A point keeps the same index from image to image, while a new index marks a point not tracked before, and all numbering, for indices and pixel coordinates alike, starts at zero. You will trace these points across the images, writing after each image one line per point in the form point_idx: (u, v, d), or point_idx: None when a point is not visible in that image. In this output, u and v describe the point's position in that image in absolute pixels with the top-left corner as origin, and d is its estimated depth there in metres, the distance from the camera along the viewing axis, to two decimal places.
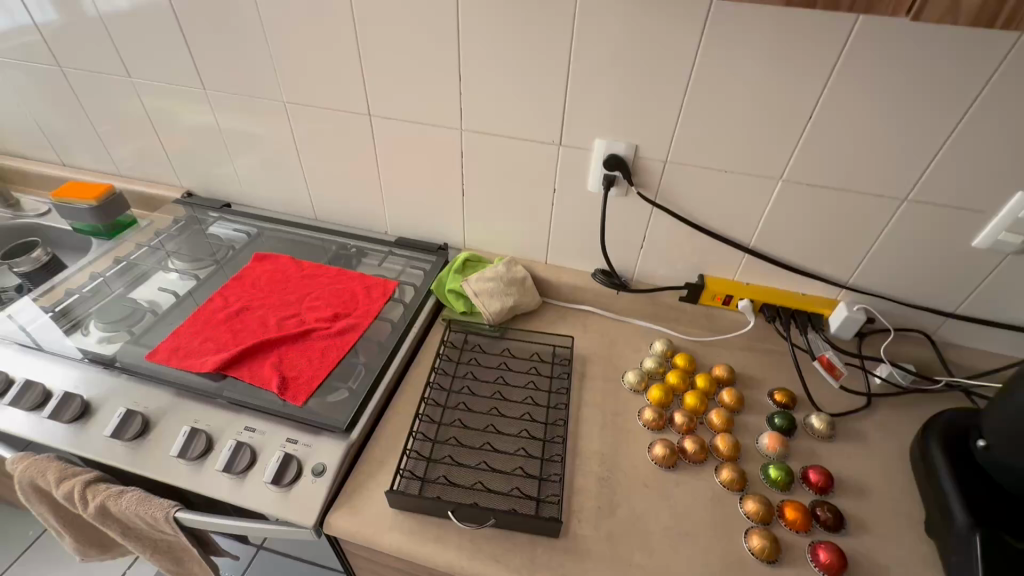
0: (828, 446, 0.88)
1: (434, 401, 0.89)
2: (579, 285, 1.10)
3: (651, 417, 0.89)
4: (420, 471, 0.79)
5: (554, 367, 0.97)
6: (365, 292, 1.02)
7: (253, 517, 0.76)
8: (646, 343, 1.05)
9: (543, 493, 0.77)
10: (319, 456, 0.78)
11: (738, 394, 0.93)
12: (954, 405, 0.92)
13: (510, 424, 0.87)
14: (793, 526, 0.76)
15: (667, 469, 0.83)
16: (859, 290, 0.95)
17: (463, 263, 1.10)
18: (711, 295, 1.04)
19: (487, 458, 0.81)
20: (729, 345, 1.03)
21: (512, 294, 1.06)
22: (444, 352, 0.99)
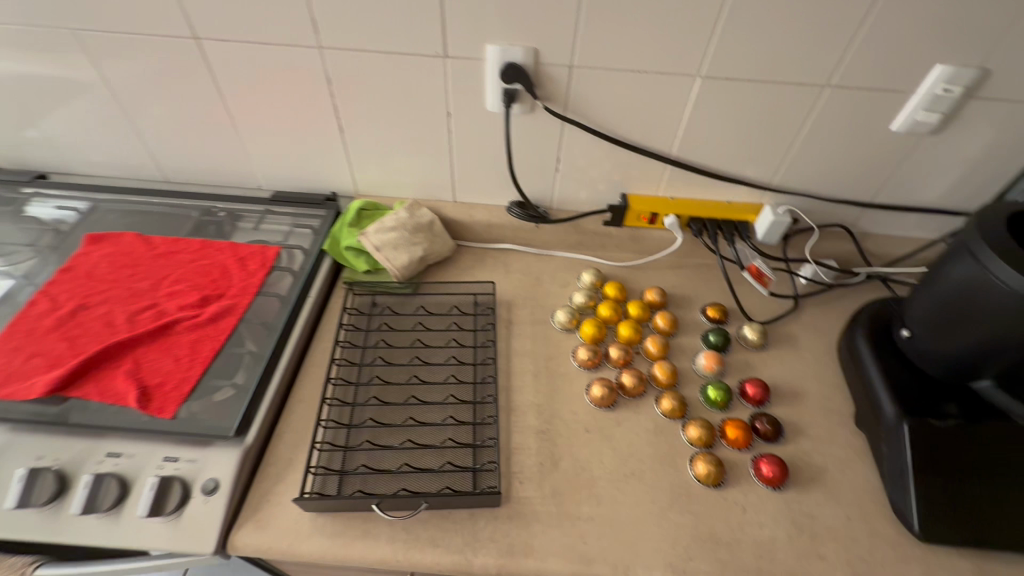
0: (762, 356, 0.86)
1: (344, 380, 0.78)
2: (494, 222, 0.98)
3: (585, 356, 0.82)
4: (337, 464, 0.70)
5: (477, 319, 0.88)
6: (239, 265, 0.85)
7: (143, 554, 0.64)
8: (573, 276, 0.97)
9: (479, 461, 0.71)
10: (209, 470, 0.66)
11: (672, 316, 0.88)
12: (873, 295, 0.93)
13: (435, 391, 0.78)
14: (735, 444, 0.74)
15: (607, 409, 0.78)
16: (783, 191, 0.91)
17: (358, 214, 0.94)
18: (636, 215, 0.96)
19: (412, 435, 0.73)
20: (658, 267, 0.98)
21: (419, 243, 0.93)
22: (349, 322, 0.86)
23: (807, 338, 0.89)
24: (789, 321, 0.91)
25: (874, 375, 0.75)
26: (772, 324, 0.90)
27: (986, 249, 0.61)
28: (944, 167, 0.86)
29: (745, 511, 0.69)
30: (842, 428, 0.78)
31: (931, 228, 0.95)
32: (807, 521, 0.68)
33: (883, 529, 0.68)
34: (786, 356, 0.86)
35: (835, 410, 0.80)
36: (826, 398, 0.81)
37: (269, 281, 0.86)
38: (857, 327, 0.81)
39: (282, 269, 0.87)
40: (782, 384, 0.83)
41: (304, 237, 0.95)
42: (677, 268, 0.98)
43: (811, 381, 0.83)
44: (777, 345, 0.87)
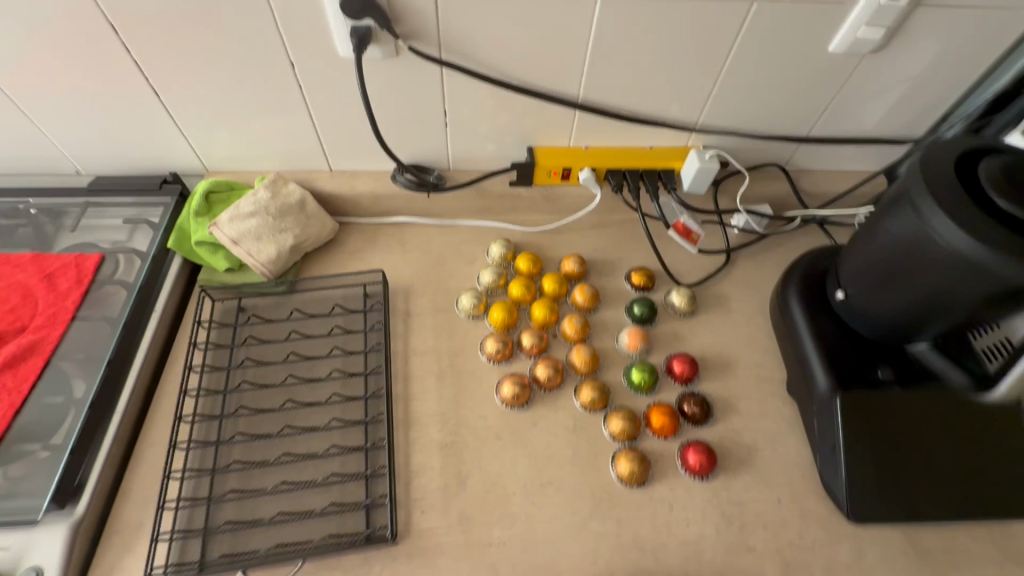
0: (690, 324, 0.78)
1: (202, 416, 0.64)
2: (382, 193, 0.82)
3: (494, 348, 0.71)
4: (199, 522, 0.59)
5: (366, 317, 0.74)
6: (46, 286, 0.69)
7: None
8: (481, 249, 0.84)
9: (373, 493, 0.61)
10: (32, 556, 0.54)
11: (593, 289, 0.77)
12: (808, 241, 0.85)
13: (316, 415, 0.66)
14: (662, 433, 0.67)
15: (521, 409, 0.69)
16: (710, 132, 0.78)
17: (205, 199, 0.76)
18: (546, 172, 0.81)
19: (289, 474, 0.62)
20: (580, 228, 0.86)
21: (289, 229, 0.77)
22: (206, 338, 0.71)
23: (738, 297, 0.81)
24: (719, 280, 0.82)
25: (807, 343, 0.67)
26: (702, 285, 0.81)
27: (929, 205, 0.51)
28: (886, 91, 0.75)
29: (672, 509, 0.63)
30: (774, 398, 0.72)
31: (869, 159, 0.86)
32: (736, 509, 0.63)
33: (813, 508, 0.63)
34: (716, 322, 0.78)
35: (766, 379, 0.73)
36: (758, 365, 0.74)
37: (90, 301, 0.70)
38: (790, 286, 0.72)
39: (109, 281, 0.71)
40: (712, 355, 0.75)
41: (148, 234, 0.78)
42: (600, 228, 0.86)
43: (742, 347, 0.76)
44: (707, 310, 0.79)
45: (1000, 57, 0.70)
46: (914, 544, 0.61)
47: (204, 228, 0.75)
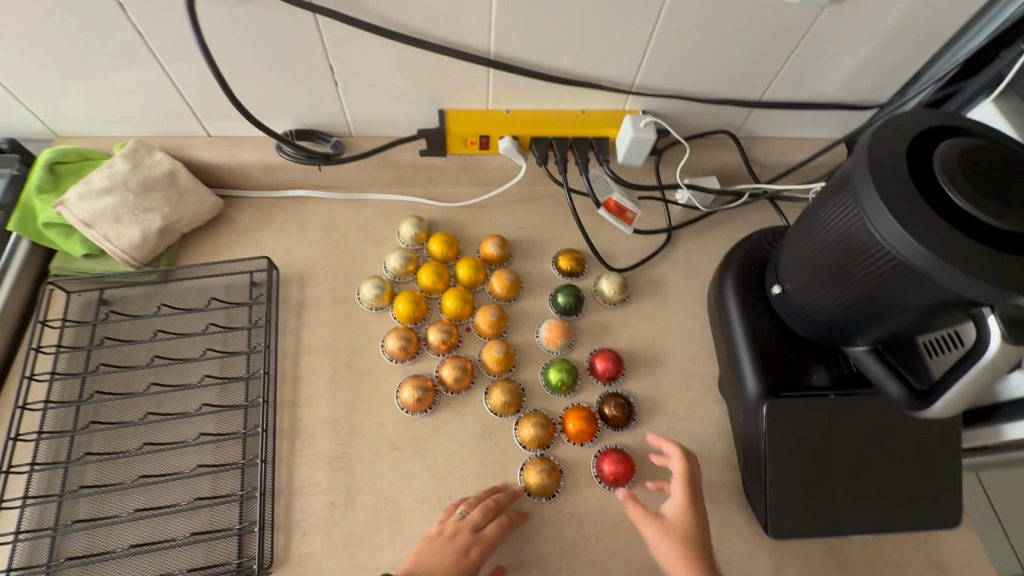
0: (620, 314, 0.70)
1: (49, 433, 0.56)
2: (271, 163, 0.71)
3: (396, 346, 0.63)
4: (42, 556, 0.52)
5: (251, 311, 0.65)
6: None
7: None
8: (392, 228, 0.74)
9: (247, 517, 0.55)
10: None
11: (512, 276, 0.69)
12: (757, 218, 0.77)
13: (184, 428, 0.58)
14: (577, 438, 0.61)
15: (424, 414, 0.62)
16: (647, 95, 0.67)
17: (49, 172, 0.64)
18: (461, 140, 0.70)
19: (150, 498, 0.55)
20: (504, 203, 0.77)
21: (155, 207, 0.65)
22: (59, 341, 0.62)
23: (676, 283, 0.73)
24: (656, 263, 0.74)
25: (739, 342, 0.61)
26: (636, 269, 0.73)
27: (873, 202, 0.42)
28: (849, 49, 0.64)
29: (582, 524, 0.58)
30: (704, 397, 0.66)
31: (830, 126, 0.77)
32: None
33: (734, 519, 0.59)
34: (649, 311, 0.71)
35: (698, 375, 0.67)
36: (690, 360, 0.68)
37: None
38: (727, 276, 0.65)
39: None
40: (641, 349, 0.68)
41: None
42: (528, 203, 0.77)
43: (675, 340, 0.69)
44: (640, 298, 0.72)
45: (979, 11, 0.60)
46: (836, 554, 0.58)
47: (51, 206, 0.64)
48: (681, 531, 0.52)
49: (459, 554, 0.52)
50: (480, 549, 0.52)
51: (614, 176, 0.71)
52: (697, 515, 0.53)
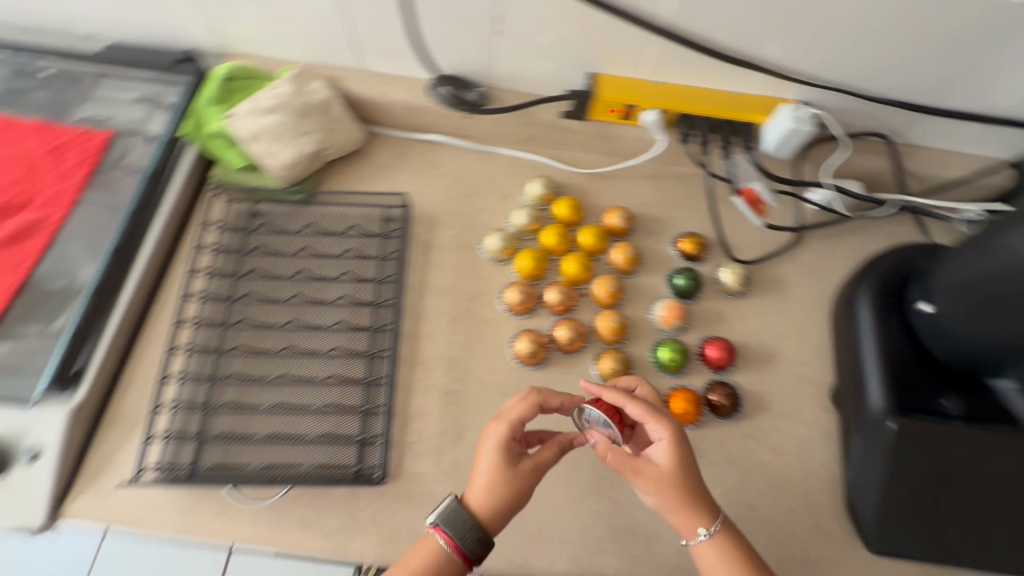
0: (736, 305, 0.70)
1: (206, 323, 0.62)
2: (417, 105, 0.73)
3: (515, 300, 0.65)
4: (194, 427, 0.58)
5: (384, 244, 0.69)
6: (52, 159, 0.63)
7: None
8: (518, 185, 0.75)
9: (369, 430, 0.59)
10: (33, 434, 0.55)
11: (634, 250, 0.69)
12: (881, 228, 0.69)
13: (319, 340, 0.63)
14: (680, 418, 0.62)
15: (534, 367, 0.64)
16: (812, 84, 0.65)
17: (223, 86, 0.69)
18: (604, 107, 0.70)
19: (288, 396, 0.60)
20: (632, 175, 0.77)
21: (310, 132, 0.69)
22: (216, 242, 0.67)
23: (797, 284, 0.71)
24: (779, 260, 0.72)
25: (868, 355, 0.59)
26: (758, 264, 0.71)
27: None
28: None
29: None
30: (812, 403, 0.65)
31: (1000, 144, 0.71)
32: (744, 513, 0.59)
33: (829, 526, 0.59)
34: (766, 307, 0.70)
35: (808, 380, 0.66)
36: (802, 363, 0.67)
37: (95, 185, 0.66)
38: (864, 286, 0.62)
39: (116, 167, 0.66)
40: (752, 344, 0.68)
41: (159, 117, 0.72)
42: (654, 179, 0.76)
43: (789, 341, 0.68)
44: (758, 293, 0.70)
45: None
46: None
47: (219, 118, 0.68)
48: (663, 472, 0.49)
49: (489, 439, 0.51)
50: (502, 426, 0.51)
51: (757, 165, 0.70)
52: (679, 441, 0.50)
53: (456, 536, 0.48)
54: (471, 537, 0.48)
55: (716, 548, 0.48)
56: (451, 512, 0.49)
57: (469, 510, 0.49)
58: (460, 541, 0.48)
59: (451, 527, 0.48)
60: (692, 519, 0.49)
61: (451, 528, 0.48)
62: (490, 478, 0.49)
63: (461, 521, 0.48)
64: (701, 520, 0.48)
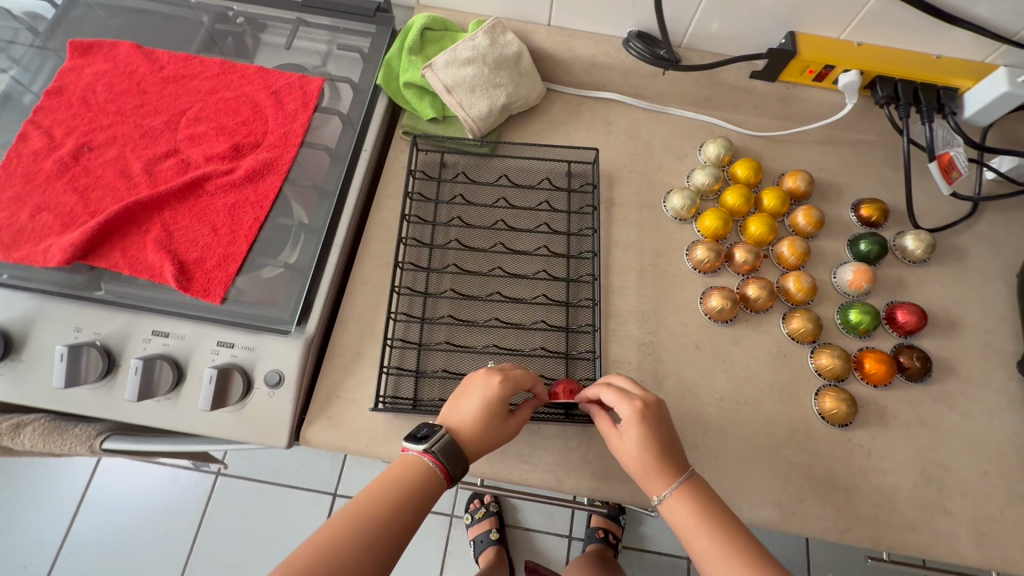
0: (918, 273, 0.70)
1: (412, 265, 0.65)
2: (602, 62, 0.74)
3: (705, 258, 0.67)
4: (411, 363, 0.61)
5: (572, 198, 0.71)
6: (273, 102, 0.65)
7: (189, 436, 0.59)
8: (692, 145, 0.76)
9: (574, 374, 0.62)
10: (268, 360, 0.57)
11: (819, 214, 0.69)
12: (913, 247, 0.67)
13: (523, 287, 0.65)
14: (872, 378, 0.63)
15: (722, 323, 0.66)
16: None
17: (420, 35, 0.70)
18: (801, 68, 0.70)
19: (499, 338, 0.63)
20: (802, 140, 0.76)
21: (502, 84, 0.70)
22: (414, 189, 0.69)
23: (980, 254, 0.71)
24: (961, 229, 0.72)
25: None
26: (940, 232, 0.71)
27: None
28: None
29: (870, 456, 0.61)
30: (1000, 371, 0.65)
31: None
32: (938, 472, 0.60)
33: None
34: (949, 275, 0.70)
35: (995, 349, 0.66)
36: (989, 332, 0.67)
37: (312, 128, 0.67)
38: None
39: (330, 112, 0.67)
40: (936, 311, 0.68)
41: (348, 63, 0.74)
42: (828, 144, 0.76)
43: (973, 309, 0.68)
44: (940, 261, 0.70)
45: None
46: None
47: (415, 69, 0.69)
48: (640, 443, 0.51)
49: (479, 389, 0.53)
50: (505, 382, 0.53)
51: (959, 128, 0.67)
52: (646, 432, 0.51)
53: (448, 464, 0.50)
54: (459, 466, 0.51)
55: (720, 550, 0.46)
56: (447, 442, 0.51)
57: (455, 442, 0.51)
58: (450, 468, 0.50)
59: (446, 457, 0.50)
60: (660, 485, 0.50)
61: (444, 456, 0.50)
62: (477, 419, 0.52)
63: (454, 451, 0.51)
64: (688, 495, 0.50)
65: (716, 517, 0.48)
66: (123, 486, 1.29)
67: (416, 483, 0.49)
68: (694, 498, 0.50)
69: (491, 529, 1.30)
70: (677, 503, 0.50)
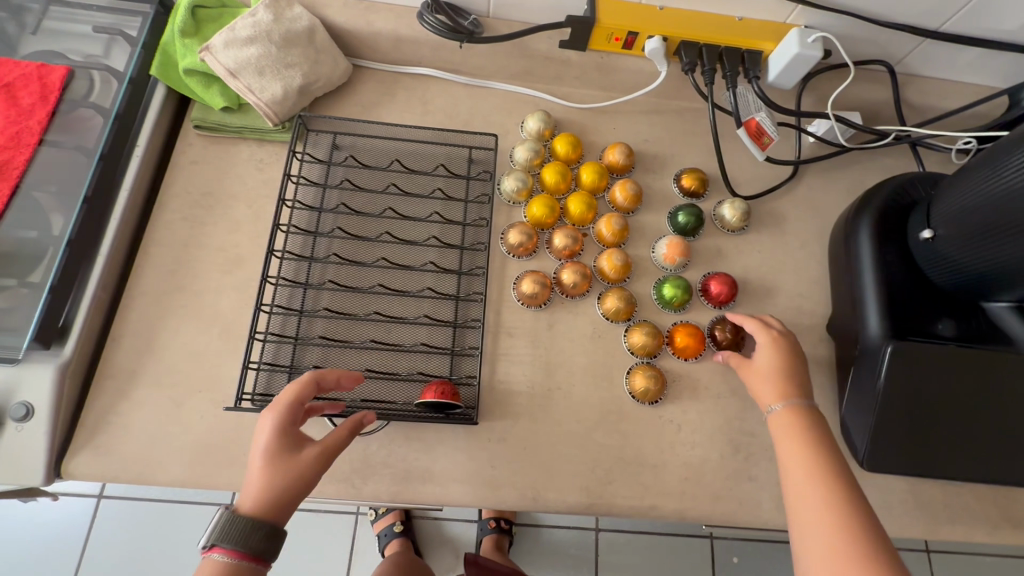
0: (737, 241, 0.69)
1: (293, 254, 0.61)
2: (408, 36, 0.68)
3: (518, 242, 0.63)
4: (285, 358, 0.58)
5: (470, 187, 0.67)
6: (5, 98, 0.58)
7: None
8: (514, 121, 0.72)
9: (459, 371, 0.60)
10: (16, 391, 0.51)
11: (635, 187, 0.67)
12: (740, 221, 0.68)
13: (409, 279, 0.62)
14: (684, 352, 0.63)
15: (539, 308, 0.64)
16: (818, 7, 0.62)
17: (192, 15, 0.63)
18: (607, 36, 0.67)
19: (379, 332, 0.59)
20: (627, 111, 0.74)
21: (295, 64, 0.64)
22: (299, 172, 0.65)
23: (797, 218, 0.71)
24: (780, 195, 0.72)
25: (867, 282, 0.60)
26: (759, 198, 0.71)
27: None
28: None
29: (680, 430, 0.61)
30: (811, 334, 0.66)
31: (996, 72, 0.70)
32: (745, 439, 0.61)
33: None
34: (767, 242, 0.70)
35: (808, 313, 0.67)
36: (802, 297, 0.68)
37: (58, 126, 0.60)
38: (864, 218, 0.63)
39: (81, 104, 0.61)
40: (752, 278, 0.68)
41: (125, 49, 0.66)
42: (652, 114, 0.74)
43: (788, 274, 0.69)
44: (758, 228, 0.70)
45: None
46: (916, 495, 0.60)
47: (193, 53, 0.63)
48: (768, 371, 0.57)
49: (255, 440, 0.45)
50: (276, 416, 0.46)
51: (763, 93, 0.67)
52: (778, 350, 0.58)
53: (232, 540, 0.41)
54: (258, 535, 0.41)
55: (827, 505, 0.44)
56: (225, 522, 0.41)
57: (242, 515, 0.42)
58: (243, 546, 0.41)
59: (230, 541, 0.41)
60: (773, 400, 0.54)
61: (230, 540, 0.41)
62: (260, 473, 0.43)
63: (240, 526, 0.41)
64: (800, 410, 0.52)
65: (819, 433, 0.50)
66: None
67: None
68: (807, 414, 0.52)
69: (396, 523, 1.26)
70: (786, 419, 0.52)
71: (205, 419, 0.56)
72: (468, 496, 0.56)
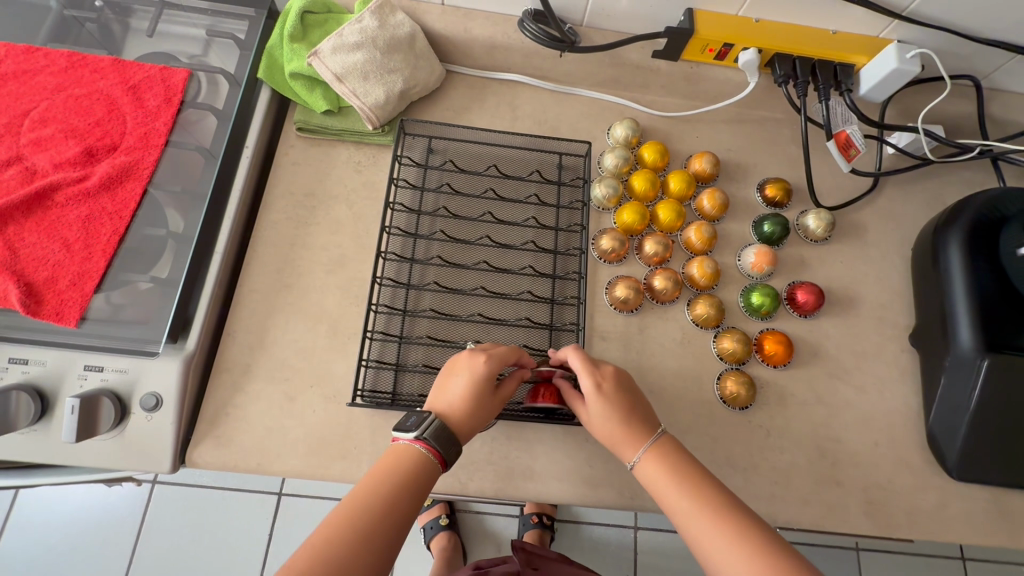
0: (820, 251, 0.71)
1: (396, 256, 0.63)
2: (502, 43, 0.70)
3: (611, 248, 0.65)
4: (391, 356, 0.60)
5: (563, 193, 0.68)
6: (132, 99, 0.60)
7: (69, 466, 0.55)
8: (600, 128, 0.73)
9: None
10: (146, 382, 0.53)
11: (723, 197, 0.69)
12: (825, 231, 0.69)
13: (507, 282, 0.64)
14: (772, 359, 0.64)
15: (630, 313, 0.65)
16: (916, 22, 0.63)
17: (300, 20, 0.65)
18: (701, 46, 0.68)
19: (480, 334, 0.61)
20: (710, 120, 0.75)
21: (397, 69, 0.66)
22: (399, 175, 0.67)
23: (878, 229, 0.72)
24: (861, 206, 0.73)
25: (958, 296, 0.61)
26: (841, 209, 0.72)
27: None
28: None
29: (768, 436, 0.62)
30: (893, 344, 0.68)
31: None
32: (832, 446, 0.63)
33: (910, 458, 0.63)
34: (849, 253, 0.71)
35: (890, 323, 0.68)
36: (884, 307, 0.69)
37: (178, 126, 0.62)
38: (954, 232, 0.63)
39: (197, 105, 0.63)
40: (836, 288, 0.69)
41: (230, 52, 0.68)
42: (734, 124, 0.75)
43: (870, 285, 0.70)
44: (840, 238, 0.71)
45: None
46: (999, 504, 0.62)
47: (300, 58, 0.64)
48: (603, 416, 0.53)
49: (463, 369, 0.50)
50: (491, 359, 0.51)
51: (853, 106, 0.68)
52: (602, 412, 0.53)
53: (441, 448, 0.46)
54: (453, 450, 0.46)
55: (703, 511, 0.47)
56: (437, 427, 0.46)
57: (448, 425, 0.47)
58: (444, 453, 0.46)
59: (440, 442, 0.46)
60: (633, 450, 0.51)
61: (436, 442, 0.46)
62: (467, 398, 0.49)
63: (445, 436, 0.47)
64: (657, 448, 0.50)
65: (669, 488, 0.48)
66: (38, 510, 1.16)
67: (412, 482, 0.43)
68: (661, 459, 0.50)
69: (441, 515, 1.29)
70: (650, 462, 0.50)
71: (316, 413, 0.58)
72: (568, 494, 0.58)
